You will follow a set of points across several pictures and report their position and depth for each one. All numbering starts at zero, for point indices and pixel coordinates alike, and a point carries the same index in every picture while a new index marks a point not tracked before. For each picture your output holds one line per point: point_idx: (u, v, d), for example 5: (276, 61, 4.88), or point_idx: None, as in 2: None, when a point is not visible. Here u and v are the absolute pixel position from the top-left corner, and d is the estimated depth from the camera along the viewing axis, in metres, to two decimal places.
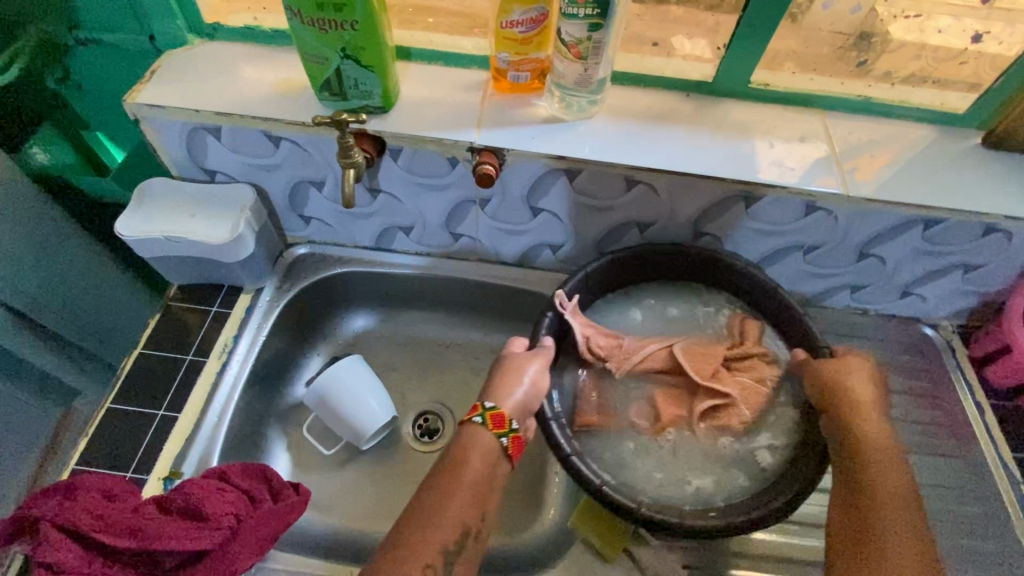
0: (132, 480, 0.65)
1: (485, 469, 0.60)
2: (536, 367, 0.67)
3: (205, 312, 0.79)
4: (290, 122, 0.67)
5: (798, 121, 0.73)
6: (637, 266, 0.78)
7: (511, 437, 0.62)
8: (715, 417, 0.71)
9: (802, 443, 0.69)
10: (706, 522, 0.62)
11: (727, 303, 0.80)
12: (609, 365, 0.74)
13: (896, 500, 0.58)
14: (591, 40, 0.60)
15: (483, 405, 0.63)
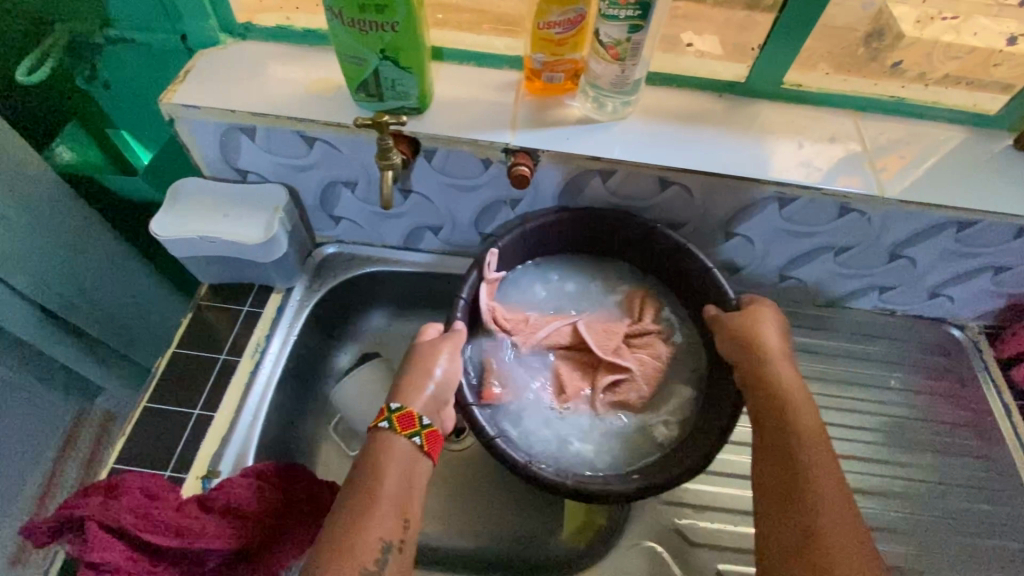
0: (171, 479, 0.65)
1: (405, 463, 0.59)
2: (445, 358, 0.66)
3: (237, 312, 0.79)
4: (326, 123, 0.67)
5: (830, 121, 0.73)
6: (541, 242, 0.79)
7: (424, 433, 0.61)
8: (610, 393, 0.74)
9: (690, 417, 0.73)
10: (628, 489, 0.64)
11: (625, 283, 0.83)
12: (516, 339, 0.76)
13: (806, 446, 0.60)
14: (630, 41, 0.60)
15: (390, 408, 0.61)
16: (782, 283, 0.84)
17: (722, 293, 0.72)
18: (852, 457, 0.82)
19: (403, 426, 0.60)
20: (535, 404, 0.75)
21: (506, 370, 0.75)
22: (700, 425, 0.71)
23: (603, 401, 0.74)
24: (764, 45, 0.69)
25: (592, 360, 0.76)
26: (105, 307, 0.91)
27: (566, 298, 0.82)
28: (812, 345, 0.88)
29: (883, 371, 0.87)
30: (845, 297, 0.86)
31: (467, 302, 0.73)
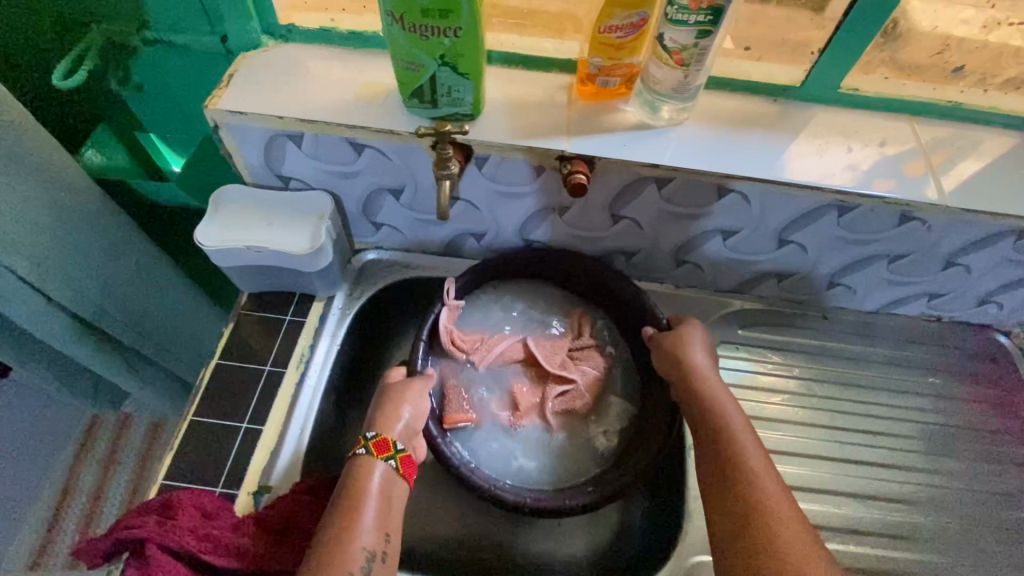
0: (223, 496, 0.64)
1: (384, 484, 0.59)
2: (418, 391, 0.66)
3: (279, 321, 0.77)
4: (377, 131, 0.65)
5: (887, 127, 0.72)
6: (493, 269, 0.80)
7: (400, 457, 0.61)
8: (562, 404, 0.74)
9: (636, 425, 0.75)
10: (575, 501, 0.66)
11: (579, 304, 0.84)
12: (473, 359, 0.75)
13: (732, 441, 0.63)
14: (697, 47, 0.58)
15: (367, 435, 0.61)
16: (829, 290, 0.83)
17: (653, 313, 0.76)
18: (896, 465, 0.81)
19: (381, 451, 0.60)
20: (490, 425, 0.74)
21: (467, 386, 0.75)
22: (638, 435, 0.73)
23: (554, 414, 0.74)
24: (826, 49, 0.67)
25: (540, 374, 0.76)
26: (145, 318, 0.90)
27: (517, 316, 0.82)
28: (856, 352, 0.87)
29: (911, 374, 0.87)
30: (889, 306, 0.85)
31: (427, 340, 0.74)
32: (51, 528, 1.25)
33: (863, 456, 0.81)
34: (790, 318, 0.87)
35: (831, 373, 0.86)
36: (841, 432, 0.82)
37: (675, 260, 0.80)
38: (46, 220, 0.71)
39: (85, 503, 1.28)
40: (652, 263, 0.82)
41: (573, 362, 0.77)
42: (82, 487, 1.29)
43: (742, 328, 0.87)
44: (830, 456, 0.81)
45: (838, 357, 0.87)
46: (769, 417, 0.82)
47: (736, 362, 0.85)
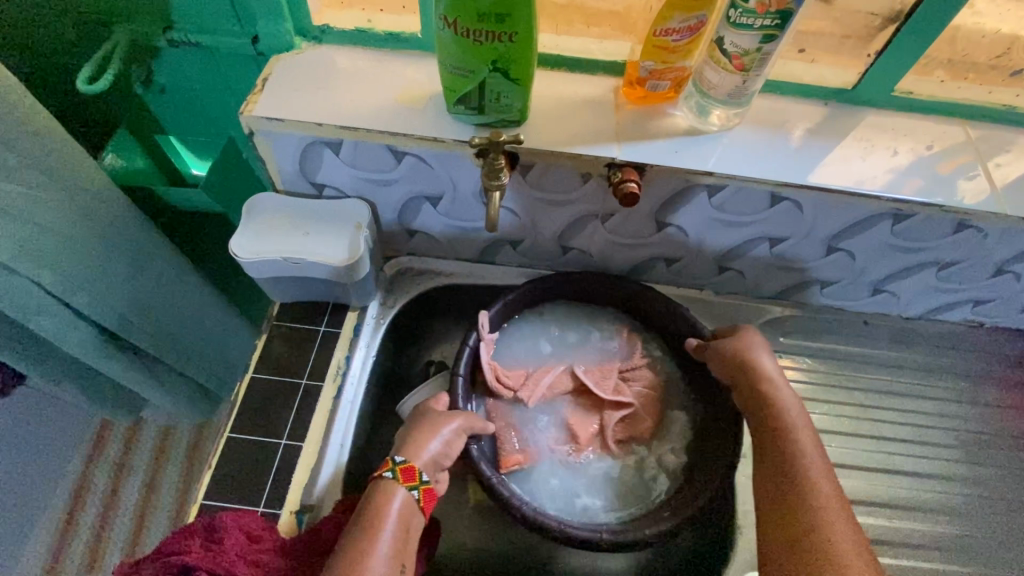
0: (266, 515, 0.63)
1: (404, 512, 0.57)
2: (452, 426, 0.64)
3: (314, 332, 0.75)
4: (420, 138, 0.63)
5: (941, 131, 0.70)
6: (536, 295, 0.79)
7: (423, 488, 0.59)
8: (620, 432, 0.73)
9: (698, 444, 0.73)
10: (651, 531, 0.64)
11: (623, 322, 0.82)
12: (521, 395, 0.73)
13: (806, 455, 0.62)
14: (760, 51, 0.56)
15: (395, 460, 0.59)
16: (872, 296, 0.81)
17: (697, 328, 0.75)
18: (935, 474, 0.79)
19: (405, 478, 0.59)
20: (548, 460, 0.72)
21: (518, 425, 0.73)
22: (708, 451, 0.71)
23: (614, 442, 0.72)
24: (883, 51, 0.65)
25: (595, 401, 0.75)
26: (168, 326, 0.87)
27: (564, 341, 0.80)
28: (899, 359, 0.85)
29: (930, 379, 0.84)
30: (934, 310, 0.83)
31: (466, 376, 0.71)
32: (64, 536, 1.20)
33: (902, 465, 0.79)
34: (830, 324, 0.85)
35: (850, 379, 0.83)
36: (872, 440, 0.80)
37: (717, 267, 0.78)
38: (73, 230, 0.69)
39: (98, 509, 1.22)
40: (694, 269, 0.80)
41: (625, 385, 0.76)
42: (95, 494, 1.23)
43: (782, 335, 0.84)
44: (867, 466, 0.78)
45: (877, 364, 0.84)
46: None
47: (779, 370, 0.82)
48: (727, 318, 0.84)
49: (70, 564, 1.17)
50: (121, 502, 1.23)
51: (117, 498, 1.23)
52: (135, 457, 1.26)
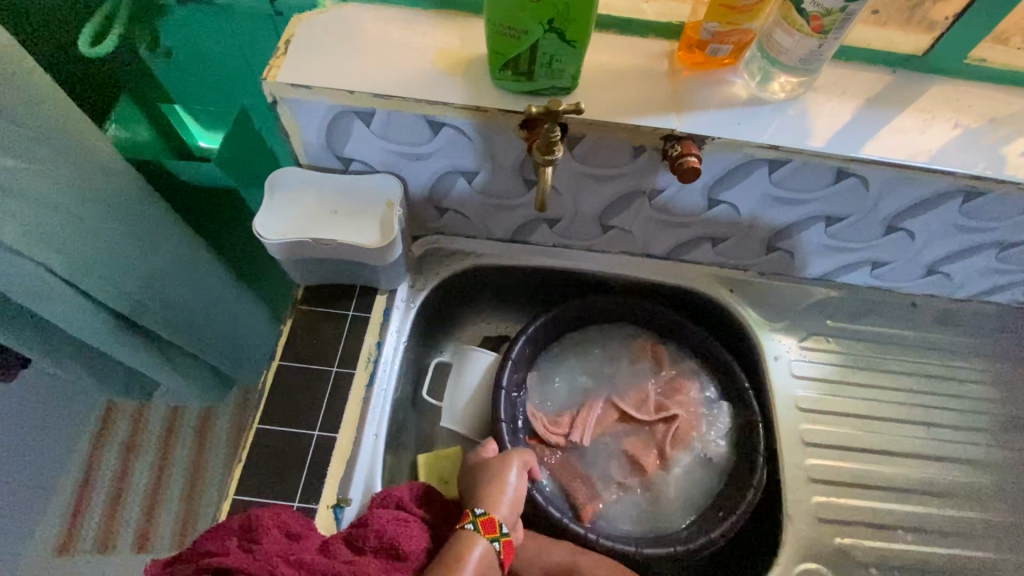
0: (302, 510, 0.60)
1: (484, 566, 0.55)
2: (514, 470, 0.65)
3: (342, 316, 0.71)
4: (461, 107, 0.58)
5: (1016, 102, 0.65)
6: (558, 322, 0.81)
7: (504, 540, 0.58)
8: (674, 444, 0.75)
9: (741, 441, 0.74)
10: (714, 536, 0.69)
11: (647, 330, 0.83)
12: (573, 434, 0.76)
13: None
14: (844, 11, 0.51)
15: (475, 514, 0.58)
16: (925, 278, 0.76)
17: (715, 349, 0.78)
18: (988, 461, 0.74)
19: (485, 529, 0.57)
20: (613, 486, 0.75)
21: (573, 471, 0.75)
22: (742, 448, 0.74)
23: (670, 454, 0.74)
24: (962, 15, 0.60)
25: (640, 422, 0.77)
26: (183, 309, 0.83)
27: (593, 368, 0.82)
28: (948, 343, 0.80)
29: (970, 362, 0.79)
30: (984, 292, 0.78)
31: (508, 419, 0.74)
32: (76, 515, 1.18)
33: (952, 452, 0.74)
34: (878, 306, 0.80)
35: (894, 364, 0.78)
36: (919, 427, 0.75)
37: (766, 247, 0.74)
38: (81, 208, 0.64)
39: (108, 491, 1.19)
40: (740, 250, 0.75)
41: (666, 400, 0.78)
42: (105, 476, 1.21)
43: (829, 318, 0.79)
44: (920, 454, 0.73)
45: (925, 347, 0.80)
46: (840, 413, 0.74)
47: (817, 355, 0.77)
48: (774, 300, 0.79)
49: (83, 545, 1.15)
50: (131, 484, 1.20)
51: (128, 481, 1.20)
52: (144, 438, 1.23)
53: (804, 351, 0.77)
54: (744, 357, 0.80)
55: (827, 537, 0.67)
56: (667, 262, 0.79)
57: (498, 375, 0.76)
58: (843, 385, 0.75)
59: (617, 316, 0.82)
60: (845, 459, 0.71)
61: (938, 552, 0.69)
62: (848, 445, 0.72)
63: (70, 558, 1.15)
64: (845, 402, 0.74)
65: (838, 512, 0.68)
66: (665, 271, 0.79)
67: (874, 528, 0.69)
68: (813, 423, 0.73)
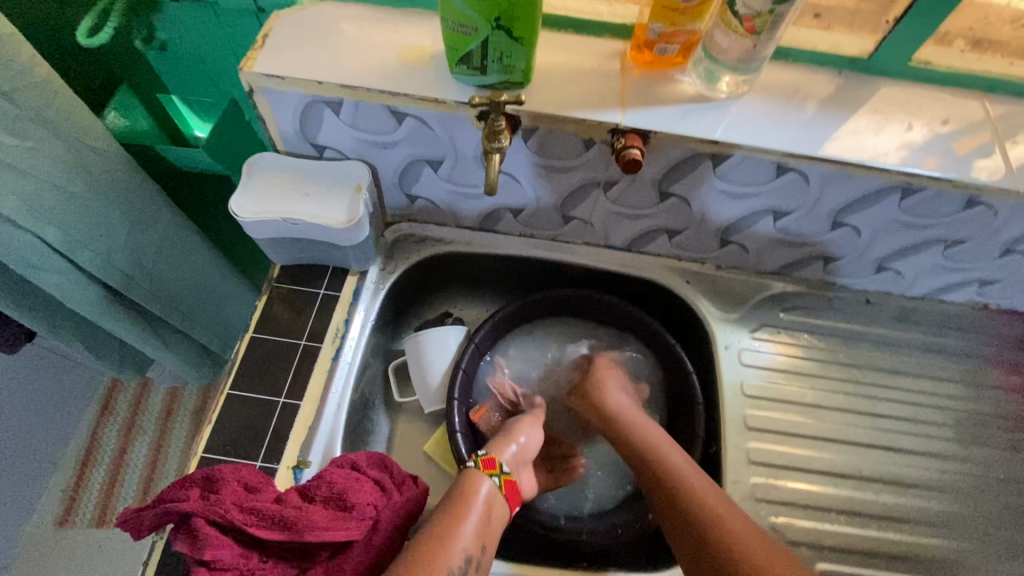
0: (263, 469, 0.64)
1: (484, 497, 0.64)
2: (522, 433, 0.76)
3: (314, 295, 0.75)
4: (421, 98, 0.62)
5: (957, 105, 0.68)
6: (519, 315, 0.85)
7: (503, 477, 0.68)
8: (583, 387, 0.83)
9: (684, 424, 0.78)
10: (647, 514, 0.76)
11: (595, 318, 0.88)
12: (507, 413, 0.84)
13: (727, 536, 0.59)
14: (772, 14, 0.54)
15: (503, 469, 0.68)
16: (876, 274, 0.79)
17: (664, 342, 0.81)
18: (936, 453, 0.76)
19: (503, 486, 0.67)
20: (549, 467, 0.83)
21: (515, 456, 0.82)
22: (680, 445, 0.78)
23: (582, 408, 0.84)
24: (901, 20, 0.63)
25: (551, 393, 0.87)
26: (171, 286, 0.88)
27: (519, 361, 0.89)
28: (903, 339, 0.82)
29: (927, 358, 0.81)
30: (938, 290, 0.81)
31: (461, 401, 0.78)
32: (77, 487, 1.24)
33: (900, 443, 0.76)
34: (831, 301, 0.82)
35: (848, 356, 0.80)
36: (867, 418, 0.77)
37: (719, 240, 0.77)
38: (74, 185, 0.69)
39: (108, 465, 1.25)
40: (696, 243, 0.79)
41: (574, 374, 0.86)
42: (105, 451, 1.27)
43: (783, 311, 0.82)
44: (864, 443, 0.75)
45: (879, 342, 0.81)
46: (788, 400, 0.76)
47: (768, 345, 0.79)
48: (728, 292, 0.82)
49: (80, 517, 1.21)
50: (130, 458, 1.26)
51: (126, 457, 1.26)
52: (144, 416, 1.29)
53: (757, 341, 0.79)
54: (697, 345, 0.83)
55: (764, 517, 0.70)
56: (627, 252, 0.83)
57: (460, 357, 0.80)
58: (793, 373, 0.78)
59: (573, 310, 0.87)
60: (789, 444, 0.74)
61: (879, 538, 0.70)
62: (792, 430, 0.74)
63: (67, 529, 1.21)
64: (794, 390, 0.77)
65: (778, 494, 0.71)
66: (625, 261, 0.83)
67: (809, 510, 0.71)
68: (758, 409, 0.75)
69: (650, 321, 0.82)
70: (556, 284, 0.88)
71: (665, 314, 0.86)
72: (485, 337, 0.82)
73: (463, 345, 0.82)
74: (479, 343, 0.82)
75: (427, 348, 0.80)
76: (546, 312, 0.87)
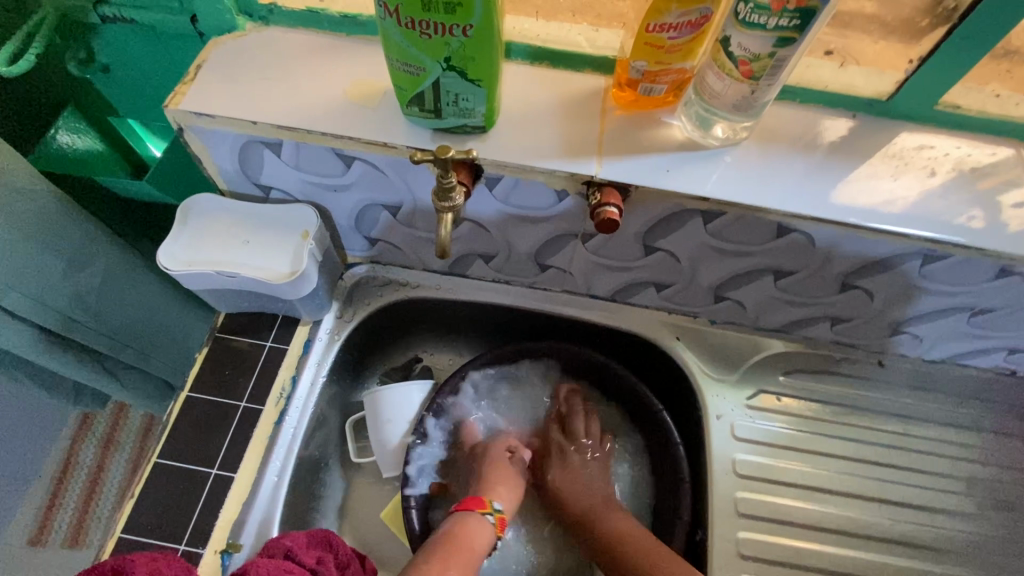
0: (187, 555, 0.58)
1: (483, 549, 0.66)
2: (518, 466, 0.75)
3: (259, 347, 0.68)
4: (368, 142, 0.55)
5: (990, 155, 0.58)
6: (492, 368, 0.78)
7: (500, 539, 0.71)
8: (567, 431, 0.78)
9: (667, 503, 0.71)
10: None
11: (575, 371, 0.79)
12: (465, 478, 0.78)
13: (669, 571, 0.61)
14: (773, 56, 0.46)
15: (494, 506, 0.71)
16: (891, 337, 0.70)
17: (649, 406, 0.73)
18: (953, 547, 0.67)
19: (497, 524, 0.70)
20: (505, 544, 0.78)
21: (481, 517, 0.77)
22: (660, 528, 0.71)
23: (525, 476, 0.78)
24: (929, 58, 0.54)
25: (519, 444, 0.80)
26: (117, 322, 0.81)
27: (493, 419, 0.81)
28: (920, 410, 0.73)
29: (946, 433, 0.72)
30: (958, 356, 0.72)
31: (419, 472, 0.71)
32: (50, 508, 1.16)
33: (911, 534, 0.67)
34: (841, 364, 0.73)
35: (854, 430, 0.71)
36: (875, 504, 0.68)
37: (713, 296, 0.69)
38: None
39: (83, 484, 1.18)
40: (686, 297, 0.71)
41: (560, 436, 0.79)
42: (81, 468, 1.18)
43: (783, 374, 0.73)
44: (870, 533, 0.66)
45: (892, 413, 0.72)
46: (784, 480, 0.68)
47: (765, 416, 0.71)
48: (723, 351, 0.73)
49: (52, 538, 1.14)
50: (107, 477, 1.19)
51: (103, 476, 1.19)
52: (123, 434, 1.22)
53: (751, 410, 0.71)
54: (687, 410, 0.75)
55: None
56: (610, 303, 0.75)
57: (422, 419, 0.73)
58: (791, 450, 0.70)
59: (550, 363, 0.79)
60: (784, 534, 0.66)
61: None
62: (788, 517, 0.66)
63: (38, 549, 1.14)
64: (791, 468, 0.69)
65: None
66: (609, 313, 0.75)
67: None
68: (750, 491, 0.67)
69: (634, 380, 0.74)
70: (534, 333, 0.81)
71: (652, 370, 0.78)
72: (451, 396, 0.75)
73: (426, 403, 0.74)
74: (444, 403, 0.75)
75: (385, 406, 0.71)
76: (522, 364, 0.79)
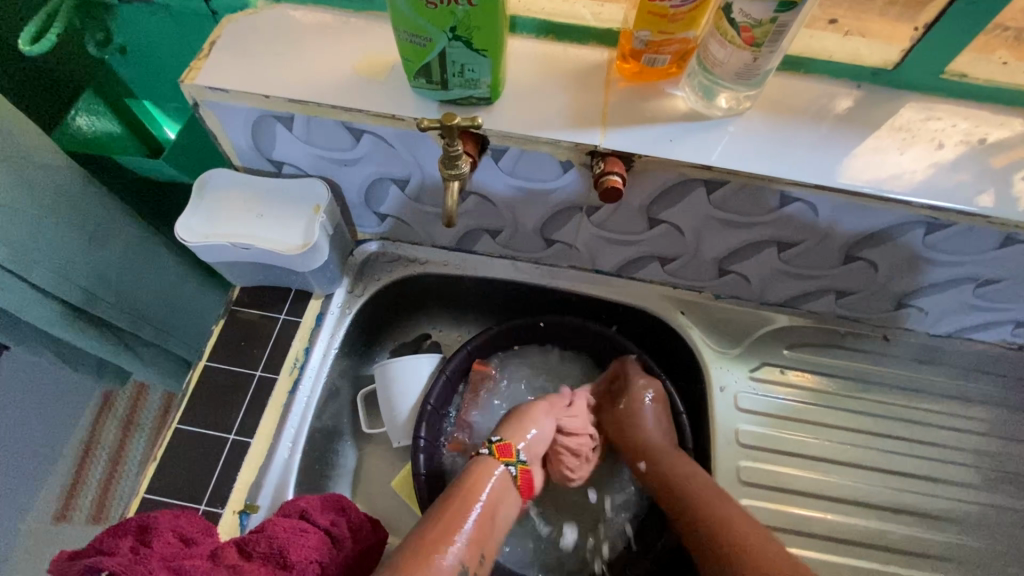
0: (207, 514, 0.60)
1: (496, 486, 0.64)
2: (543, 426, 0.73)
3: (273, 320, 0.71)
4: (377, 115, 0.56)
5: (998, 125, 0.58)
6: (503, 343, 0.80)
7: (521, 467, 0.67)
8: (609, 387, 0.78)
9: None
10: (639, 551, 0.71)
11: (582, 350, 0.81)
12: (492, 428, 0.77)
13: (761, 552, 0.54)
14: (775, 22, 0.46)
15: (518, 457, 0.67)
16: (896, 311, 0.70)
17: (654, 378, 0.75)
18: (953, 516, 0.67)
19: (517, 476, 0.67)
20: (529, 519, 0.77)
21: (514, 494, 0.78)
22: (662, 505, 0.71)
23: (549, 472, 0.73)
24: (934, 25, 0.53)
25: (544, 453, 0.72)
26: (135, 298, 0.83)
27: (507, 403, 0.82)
28: (926, 383, 0.73)
29: (951, 406, 0.72)
30: (966, 329, 0.72)
31: (426, 440, 0.72)
32: (73, 486, 1.18)
33: (916, 504, 0.67)
34: (844, 338, 0.74)
35: (857, 403, 0.72)
36: (878, 474, 0.69)
37: (717, 269, 0.70)
38: (17, 202, 0.65)
39: (106, 462, 1.20)
40: (691, 271, 0.71)
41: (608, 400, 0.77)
42: (104, 446, 1.21)
43: (788, 347, 0.74)
44: (875, 503, 0.67)
45: (895, 387, 0.73)
46: (788, 450, 0.69)
47: (770, 388, 0.72)
48: (727, 325, 0.74)
49: (77, 514, 1.15)
50: (127, 457, 1.21)
51: (124, 455, 1.21)
52: (143, 415, 1.24)
53: (755, 382, 0.72)
54: (690, 383, 0.76)
55: None
56: (616, 279, 0.76)
57: (429, 390, 0.74)
58: (795, 421, 0.71)
59: (556, 339, 0.80)
60: (787, 503, 0.67)
61: None
62: (790, 486, 0.67)
63: (64, 526, 1.15)
64: (794, 440, 0.70)
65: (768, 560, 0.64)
66: (614, 288, 0.76)
67: None
68: (752, 460, 0.69)
69: (635, 351, 0.76)
70: (540, 310, 0.82)
71: (656, 345, 0.79)
72: (459, 368, 0.77)
73: (436, 373, 0.76)
74: (451, 373, 0.76)
75: (397, 377, 0.73)
76: (528, 339, 0.80)
